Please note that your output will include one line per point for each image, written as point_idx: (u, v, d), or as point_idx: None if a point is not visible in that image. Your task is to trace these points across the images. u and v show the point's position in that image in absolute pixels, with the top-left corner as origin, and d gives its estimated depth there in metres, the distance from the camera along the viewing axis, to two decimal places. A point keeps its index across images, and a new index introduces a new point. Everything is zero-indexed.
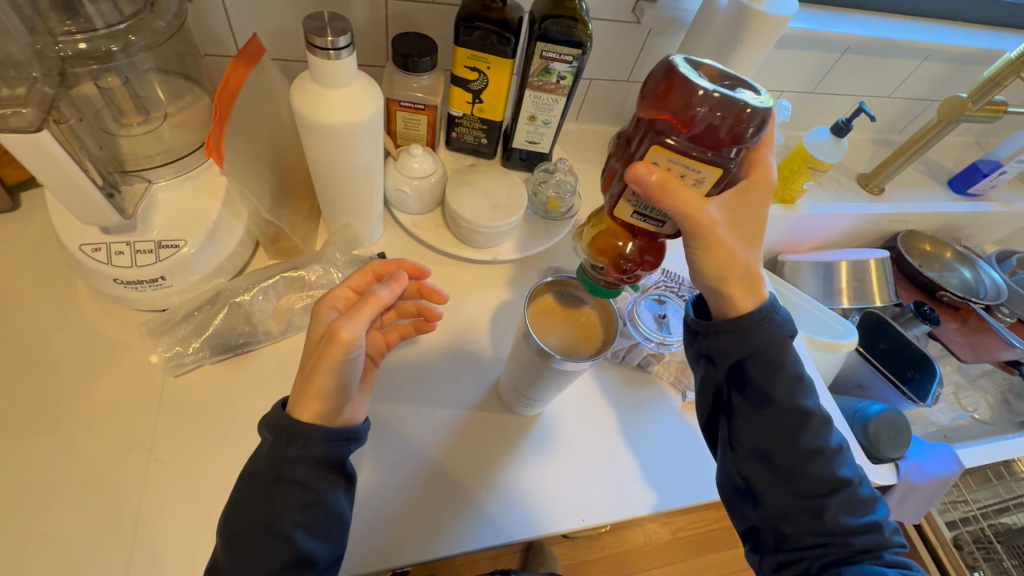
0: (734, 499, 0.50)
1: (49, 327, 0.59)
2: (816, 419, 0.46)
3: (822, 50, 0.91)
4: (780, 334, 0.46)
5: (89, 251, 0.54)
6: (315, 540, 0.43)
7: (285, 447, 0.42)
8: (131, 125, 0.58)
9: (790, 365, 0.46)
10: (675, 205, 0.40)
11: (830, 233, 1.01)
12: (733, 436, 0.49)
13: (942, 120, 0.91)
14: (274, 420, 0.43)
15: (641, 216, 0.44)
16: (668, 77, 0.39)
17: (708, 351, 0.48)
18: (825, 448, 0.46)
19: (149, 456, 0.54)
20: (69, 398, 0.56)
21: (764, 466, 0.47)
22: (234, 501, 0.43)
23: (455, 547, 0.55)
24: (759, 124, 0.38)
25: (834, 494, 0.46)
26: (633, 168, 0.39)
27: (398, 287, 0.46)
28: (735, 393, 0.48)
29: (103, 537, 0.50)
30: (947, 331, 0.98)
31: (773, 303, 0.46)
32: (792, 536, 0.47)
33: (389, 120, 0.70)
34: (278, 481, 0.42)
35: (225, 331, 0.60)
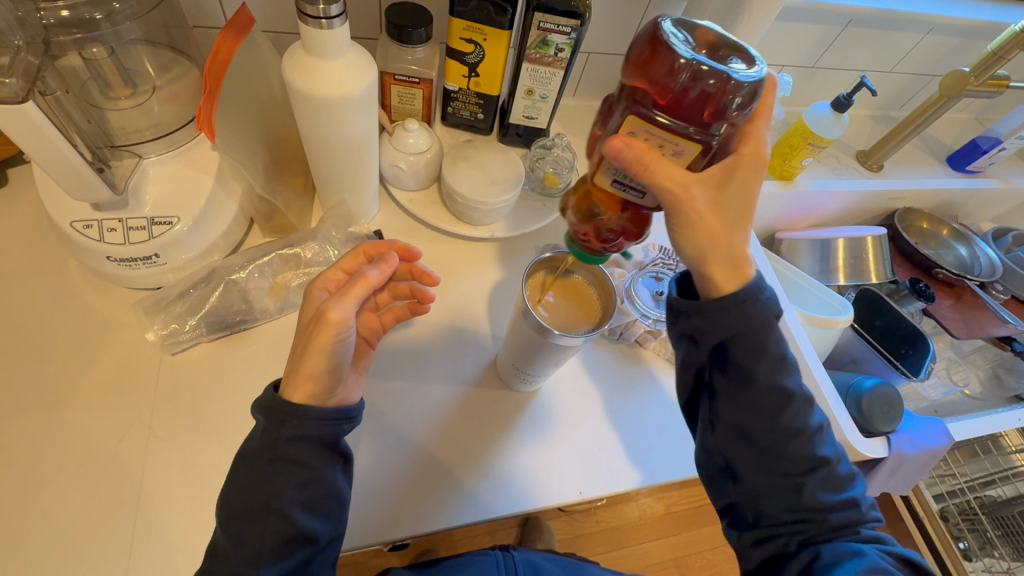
0: (714, 478, 0.51)
1: (43, 305, 0.59)
2: (797, 398, 0.47)
3: (824, 23, 0.90)
4: (766, 316, 0.45)
5: (80, 229, 0.53)
6: (313, 517, 0.44)
7: (279, 427, 0.43)
8: (118, 99, 0.56)
9: (775, 345, 0.45)
10: (655, 177, 0.40)
11: (828, 210, 1.01)
12: (714, 415, 0.49)
13: (944, 96, 0.90)
14: (266, 402, 0.43)
15: (620, 185, 0.43)
16: (652, 42, 0.38)
17: (691, 330, 0.47)
18: (805, 427, 0.47)
19: (150, 433, 0.54)
20: (66, 376, 0.56)
21: (745, 446, 0.48)
22: (229, 483, 0.44)
23: (454, 519, 0.56)
24: (744, 96, 0.38)
25: (813, 472, 0.47)
26: (610, 142, 0.39)
27: (389, 268, 0.46)
28: (716, 373, 0.47)
29: (108, 511, 0.50)
30: (941, 308, 0.99)
31: (759, 282, 0.45)
32: (770, 513, 0.48)
33: (384, 95, 0.69)
34: (273, 462, 0.42)
35: (222, 309, 0.59)
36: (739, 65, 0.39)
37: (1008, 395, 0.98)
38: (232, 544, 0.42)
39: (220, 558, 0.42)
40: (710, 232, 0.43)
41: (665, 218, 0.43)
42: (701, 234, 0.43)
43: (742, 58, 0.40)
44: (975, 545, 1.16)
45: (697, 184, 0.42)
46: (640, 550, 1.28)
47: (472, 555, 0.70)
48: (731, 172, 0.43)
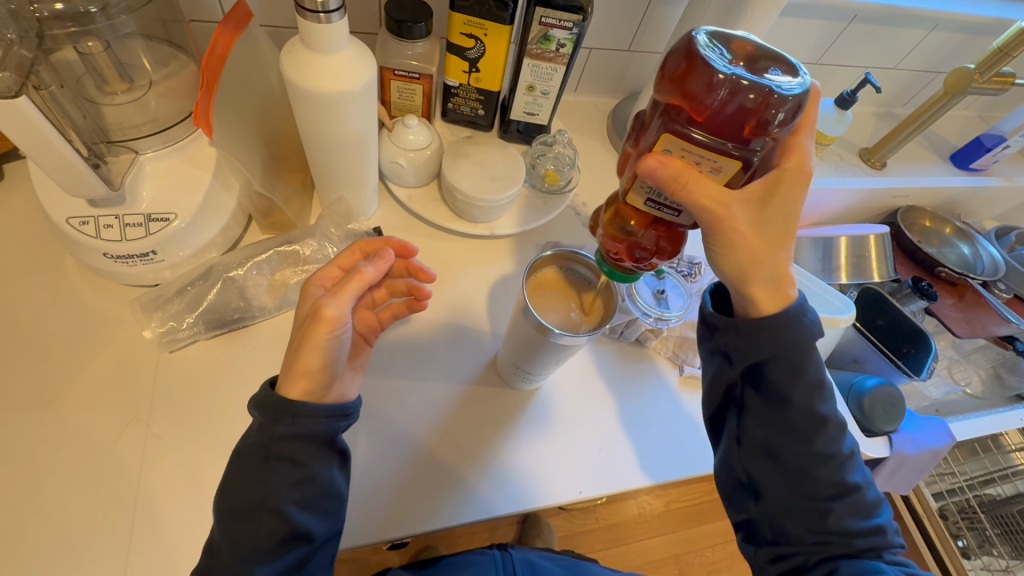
0: (734, 493, 0.51)
1: (40, 301, 0.58)
2: (831, 424, 0.46)
3: (828, 19, 0.89)
4: (805, 339, 0.45)
5: (77, 225, 0.53)
6: (311, 516, 0.43)
7: (274, 426, 0.42)
8: (114, 94, 0.55)
9: (812, 370, 0.45)
10: (692, 196, 0.39)
11: (831, 208, 1.01)
12: (741, 431, 0.49)
13: (948, 93, 0.89)
14: (261, 399, 0.42)
15: (654, 203, 0.43)
16: (689, 57, 0.39)
17: (725, 348, 0.47)
18: (837, 452, 0.47)
19: (147, 431, 0.54)
20: (61, 373, 0.55)
21: (773, 465, 0.47)
22: (225, 480, 0.43)
23: (460, 519, 0.56)
24: (788, 110, 0.38)
25: (841, 497, 0.47)
26: (645, 161, 0.39)
27: (385, 264, 0.45)
28: (749, 391, 0.48)
29: (105, 509, 0.50)
30: (944, 307, 0.98)
31: (801, 305, 0.45)
32: (791, 533, 0.48)
33: (383, 90, 0.68)
34: (267, 458, 0.42)
35: (220, 306, 0.59)
36: (780, 77, 0.38)
37: (1009, 395, 0.99)
38: (228, 543, 0.42)
39: (216, 557, 0.42)
40: (718, 238, 0.42)
41: (703, 235, 0.43)
42: (713, 239, 0.43)
43: (783, 68, 0.40)
44: (974, 543, 1.16)
45: (738, 203, 0.41)
46: (639, 547, 1.28)
47: (471, 553, 0.69)
48: (773, 188, 0.43)
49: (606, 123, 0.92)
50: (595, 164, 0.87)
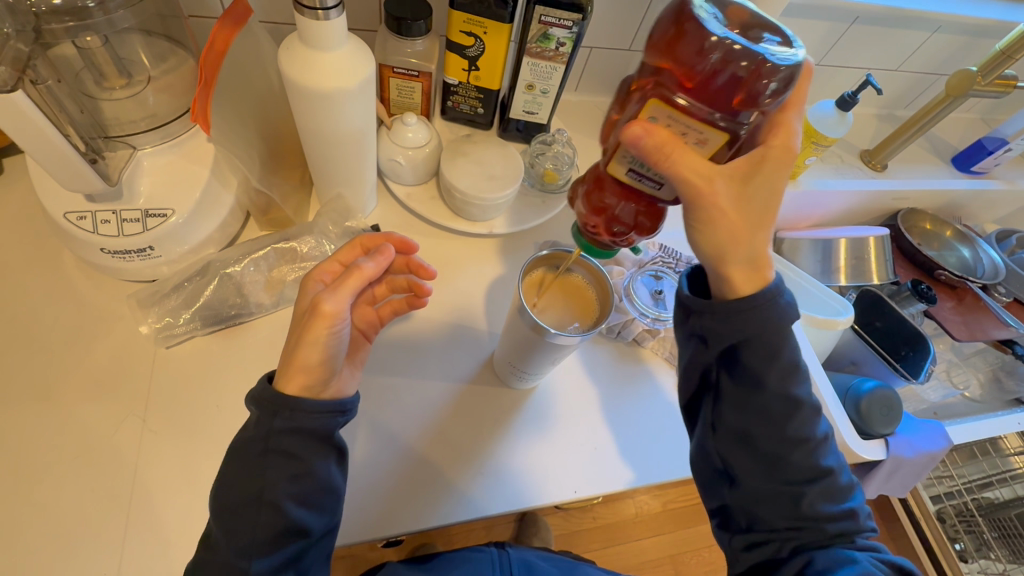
0: (710, 480, 0.51)
1: (38, 296, 0.58)
2: (805, 407, 0.47)
3: (830, 20, 0.89)
4: (783, 320, 0.45)
5: (74, 220, 0.53)
6: (307, 511, 0.43)
7: (271, 420, 0.42)
8: (113, 89, 0.55)
9: (787, 352, 0.45)
10: (675, 167, 0.39)
11: (831, 209, 1.00)
12: (716, 417, 0.49)
13: (950, 95, 0.89)
14: (258, 394, 0.42)
15: (636, 173, 0.43)
16: (682, 20, 0.38)
17: (701, 330, 0.47)
18: (811, 436, 0.47)
19: (143, 427, 0.54)
20: (58, 368, 0.55)
21: (748, 450, 0.47)
22: (223, 473, 0.43)
23: (438, 507, 0.56)
24: (781, 80, 0.37)
25: (814, 481, 0.47)
26: (629, 128, 0.39)
27: (385, 260, 0.45)
28: (724, 375, 0.47)
29: (99, 504, 0.50)
30: (943, 310, 0.98)
31: (778, 286, 0.45)
32: (765, 519, 0.48)
33: (382, 87, 0.68)
34: (266, 452, 0.42)
35: (217, 303, 0.59)
36: (775, 47, 0.38)
37: (1008, 398, 0.99)
38: (226, 536, 0.42)
39: (209, 553, 0.42)
40: (704, 218, 0.42)
41: (682, 210, 0.43)
42: (692, 214, 0.42)
43: (780, 40, 0.39)
44: (971, 546, 1.16)
45: (720, 179, 0.41)
46: (636, 546, 1.28)
47: (469, 551, 0.70)
48: (757, 166, 0.42)
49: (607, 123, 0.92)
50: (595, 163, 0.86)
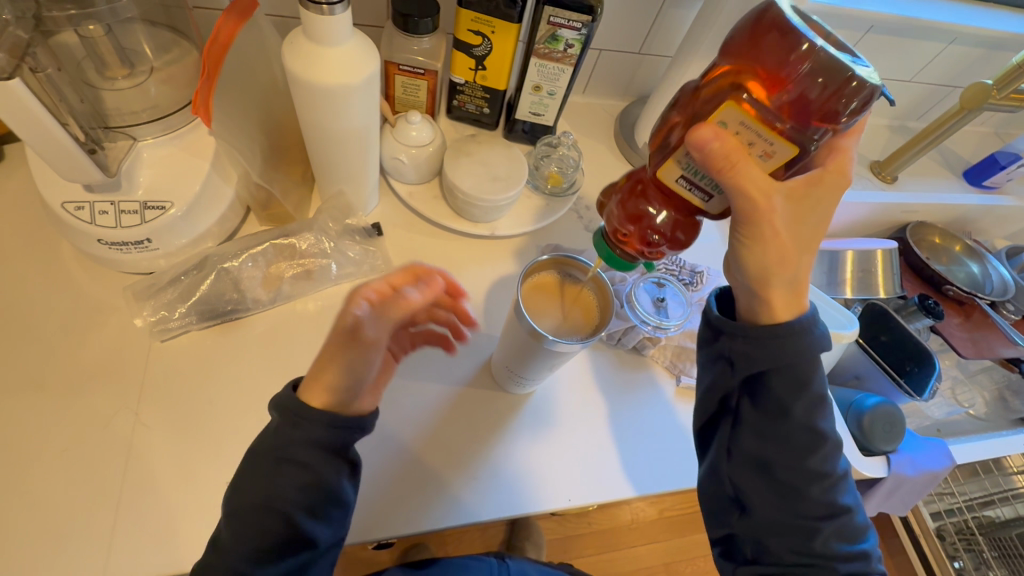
0: (719, 507, 0.52)
1: (35, 285, 0.58)
2: (828, 441, 0.48)
3: (843, 28, 0.88)
4: (813, 352, 0.47)
5: (72, 210, 0.52)
6: (319, 525, 0.43)
7: (292, 431, 0.42)
8: (115, 78, 0.55)
9: (816, 384, 0.47)
10: (736, 177, 0.40)
11: (839, 220, 0.99)
12: (734, 442, 0.50)
13: (964, 108, 0.88)
14: (283, 402, 0.42)
15: (686, 181, 0.45)
16: (774, 24, 0.40)
17: (731, 353, 0.49)
18: (830, 471, 0.48)
19: (135, 421, 0.53)
20: (52, 358, 0.55)
21: (764, 480, 0.49)
22: (236, 478, 0.43)
23: (431, 514, 0.55)
24: (862, 100, 0.39)
25: (829, 517, 0.48)
26: (698, 131, 0.40)
27: (432, 294, 0.42)
28: (746, 401, 0.49)
29: (87, 497, 0.50)
30: (950, 326, 0.97)
31: (813, 315, 0.47)
32: (774, 551, 0.49)
33: (387, 84, 0.67)
34: (283, 463, 0.41)
35: (213, 298, 0.58)
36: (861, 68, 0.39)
37: (1013, 418, 0.98)
38: (230, 542, 0.41)
39: (218, 558, 0.41)
40: (754, 236, 0.44)
41: (734, 224, 0.44)
42: (743, 228, 0.44)
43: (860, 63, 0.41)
44: (970, 565, 1.15)
45: (778, 195, 0.42)
46: (630, 553, 1.28)
47: (469, 558, 0.69)
48: (813, 186, 0.44)
49: (614, 126, 0.91)
50: (600, 167, 0.86)
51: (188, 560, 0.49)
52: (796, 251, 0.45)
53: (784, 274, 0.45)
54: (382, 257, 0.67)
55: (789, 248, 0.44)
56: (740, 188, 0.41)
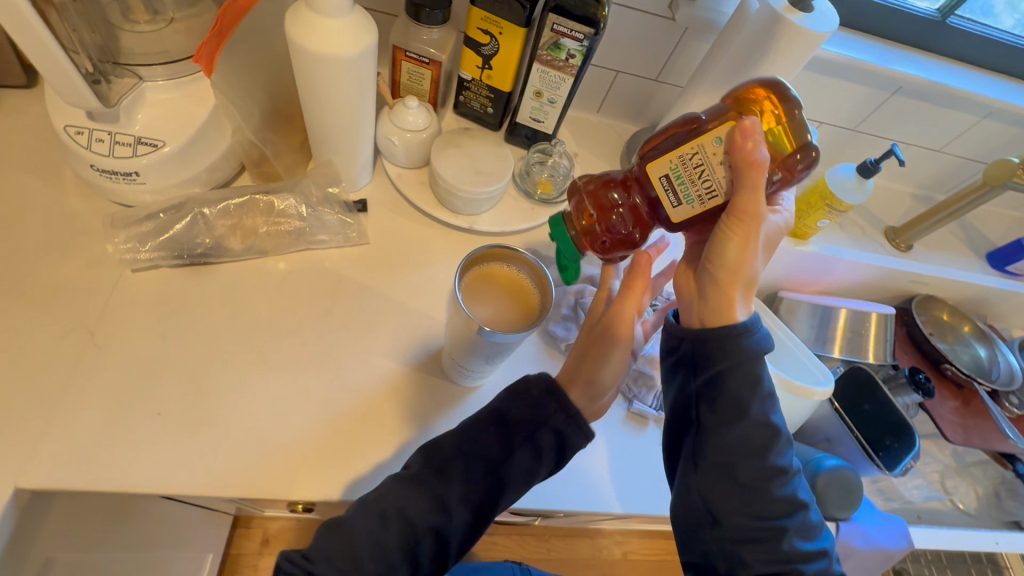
0: (691, 522, 0.49)
1: (30, 202, 0.62)
2: (783, 436, 0.48)
3: (870, 85, 0.87)
4: (760, 349, 0.48)
5: (71, 133, 0.56)
6: (482, 513, 0.50)
7: (550, 410, 0.51)
8: (138, 23, 0.59)
9: (766, 379, 0.48)
10: (752, 176, 0.45)
11: (840, 279, 0.96)
12: (697, 451, 0.49)
13: (987, 184, 0.86)
14: (538, 384, 0.51)
15: (669, 181, 0.50)
16: (774, 91, 0.51)
17: (692, 356, 0.50)
18: (788, 468, 0.48)
19: (89, 339, 0.56)
20: (27, 269, 0.58)
21: (727, 486, 0.47)
22: (465, 427, 0.51)
23: (350, 480, 0.55)
24: (805, 163, 0.49)
25: (791, 515, 0.47)
26: (752, 125, 0.45)
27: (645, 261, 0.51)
28: (704, 407, 0.49)
29: (24, 401, 0.52)
30: (943, 408, 0.90)
31: (754, 322, 0.48)
32: (747, 562, 0.47)
33: (394, 69, 0.70)
34: (525, 441, 0.50)
35: (185, 239, 0.61)
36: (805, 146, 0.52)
37: (1005, 519, 0.91)
38: (454, 476, 0.49)
39: (446, 485, 0.49)
40: (742, 233, 0.46)
41: (725, 216, 0.47)
42: (734, 225, 0.47)
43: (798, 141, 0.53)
44: None
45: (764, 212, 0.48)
46: None
47: (490, 566, 0.79)
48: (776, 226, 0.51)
49: (620, 148, 0.92)
50: None
51: (103, 478, 0.50)
52: (758, 259, 0.48)
53: (743, 278, 0.48)
54: (359, 232, 0.69)
55: (756, 252, 0.47)
56: (760, 183, 0.45)
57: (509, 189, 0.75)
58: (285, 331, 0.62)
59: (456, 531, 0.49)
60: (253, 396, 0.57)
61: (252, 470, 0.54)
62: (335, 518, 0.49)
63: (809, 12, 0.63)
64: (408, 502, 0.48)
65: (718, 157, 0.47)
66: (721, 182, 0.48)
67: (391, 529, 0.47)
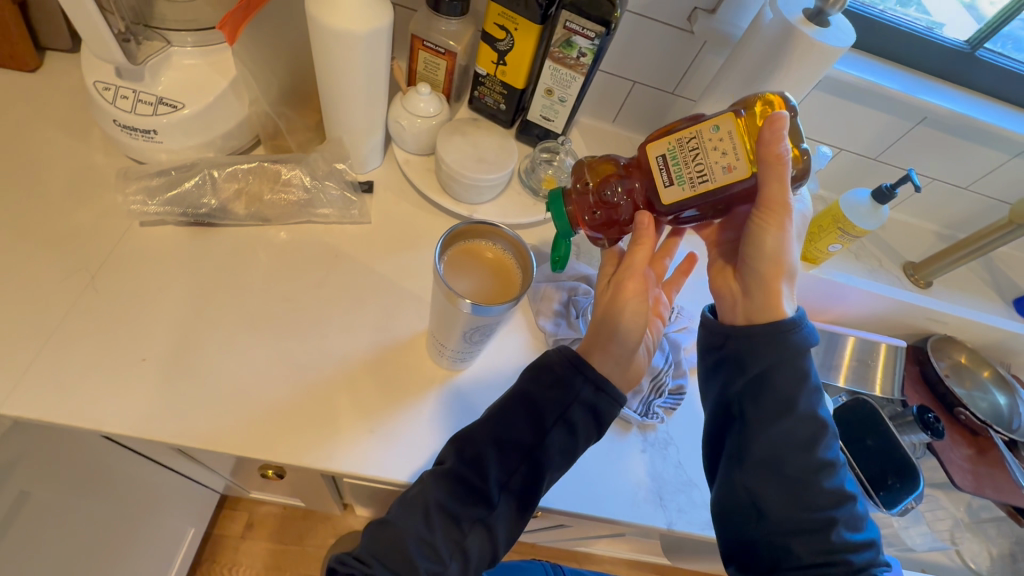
0: (734, 515, 0.51)
1: (57, 152, 0.65)
2: (828, 429, 0.49)
3: (893, 113, 0.85)
4: (804, 346, 0.49)
5: (100, 89, 0.59)
6: (518, 501, 0.50)
7: (578, 387, 0.50)
8: None
9: (811, 374, 0.50)
10: (768, 171, 0.46)
11: (851, 309, 0.93)
12: (743, 447, 0.50)
13: (1014, 222, 0.83)
14: (569, 354, 0.51)
15: (665, 161, 0.49)
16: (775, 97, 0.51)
17: (736, 353, 0.52)
18: (834, 460, 0.49)
19: (89, 282, 0.58)
20: (43, 213, 0.61)
21: (774, 477, 0.49)
22: (494, 414, 0.51)
23: (319, 446, 0.55)
24: (801, 168, 0.50)
25: (839, 506, 0.47)
26: (771, 120, 0.45)
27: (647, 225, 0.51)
28: (749, 405, 0.51)
29: (18, 333, 0.54)
30: (957, 454, 0.84)
31: (797, 319, 0.50)
32: (795, 554, 0.47)
33: (412, 58, 0.72)
34: (557, 421, 0.50)
35: (193, 198, 0.64)
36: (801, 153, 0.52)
37: None
38: (488, 465, 0.49)
39: (482, 474, 0.49)
40: (775, 224, 0.48)
41: (754, 210, 0.48)
42: (763, 217, 0.48)
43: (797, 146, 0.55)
44: None
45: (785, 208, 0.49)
46: None
47: (520, 563, 0.75)
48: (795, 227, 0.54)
49: None
50: None
51: (81, 413, 0.52)
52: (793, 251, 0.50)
53: (783, 269, 0.50)
54: (361, 211, 0.70)
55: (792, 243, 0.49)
56: (785, 177, 0.46)
57: (514, 184, 0.76)
58: (276, 295, 0.63)
59: (502, 517, 0.49)
60: (236, 354, 0.58)
61: (222, 424, 0.54)
62: (381, 518, 0.50)
63: (826, 27, 0.63)
64: (449, 499, 0.48)
65: (715, 143, 0.47)
66: (714, 168, 0.47)
67: (436, 528, 0.48)
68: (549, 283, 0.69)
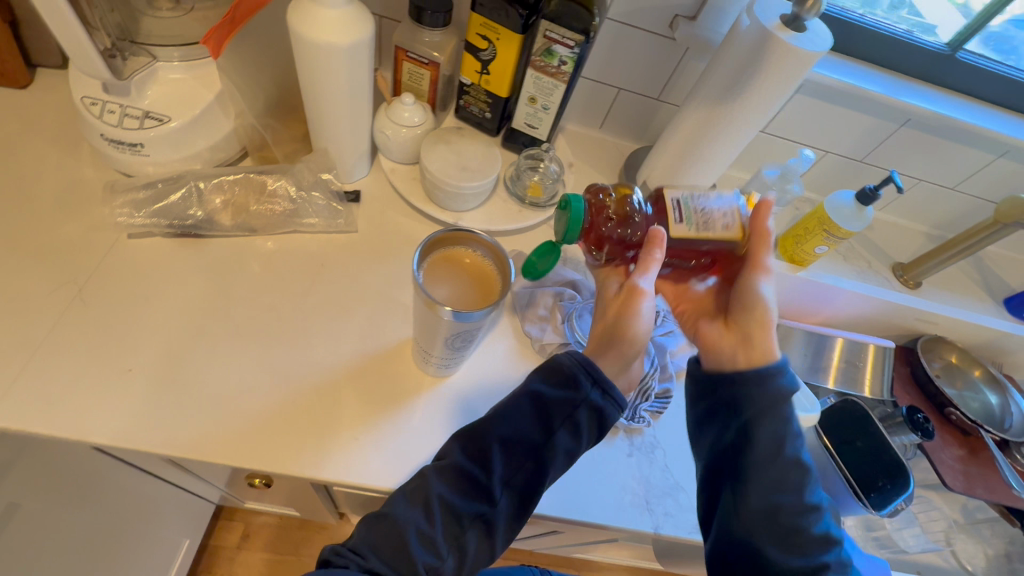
0: (733, 566, 0.50)
1: (46, 166, 0.66)
2: (813, 473, 0.50)
3: (876, 116, 0.86)
4: (786, 393, 0.50)
5: (86, 104, 0.60)
6: (516, 507, 0.50)
7: (585, 390, 0.50)
8: (162, 10, 0.65)
9: (794, 419, 0.51)
10: (758, 240, 0.54)
11: (840, 310, 0.93)
12: (737, 500, 0.50)
13: (997, 222, 0.83)
14: (576, 359, 0.51)
15: (680, 201, 0.53)
16: None
17: (726, 401, 0.52)
18: (821, 504, 0.50)
19: (76, 294, 0.59)
20: (31, 227, 0.62)
21: (769, 527, 0.49)
22: (499, 411, 0.51)
23: (303, 454, 0.56)
24: None
25: (828, 550, 0.48)
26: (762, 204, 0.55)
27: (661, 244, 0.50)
28: (740, 456, 0.51)
29: (5, 345, 0.55)
30: (949, 454, 0.84)
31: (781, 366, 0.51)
32: None
33: (397, 69, 0.73)
34: (564, 421, 0.50)
35: (180, 210, 0.64)
36: None
37: None
38: (493, 462, 0.50)
39: (479, 485, 0.49)
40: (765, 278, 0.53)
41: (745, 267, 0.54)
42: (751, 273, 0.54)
43: None
44: None
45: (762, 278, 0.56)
46: None
47: (511, 569, 0.75)
48: None
49: (619, 163, 0.93)
50: None
51: (66, 424, 0.52)
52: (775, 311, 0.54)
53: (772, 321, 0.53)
54: (347, 220, 0.71)
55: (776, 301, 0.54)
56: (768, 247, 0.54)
57: (500, 191, 0.77)
58: (261, 305, 0.64)
59: (502, 515, 0.50)
60: (221, 363, 0.59)
61: (207, 433, 0.55)
62: (379, 510, 0.49)
63: (802, 32, 0.64)
64: (453, 492, 0.49)
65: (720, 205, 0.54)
66: (718, 222, 0.53)
67: (437, 522, 0.48)
68: (534, 289, 0.70)
